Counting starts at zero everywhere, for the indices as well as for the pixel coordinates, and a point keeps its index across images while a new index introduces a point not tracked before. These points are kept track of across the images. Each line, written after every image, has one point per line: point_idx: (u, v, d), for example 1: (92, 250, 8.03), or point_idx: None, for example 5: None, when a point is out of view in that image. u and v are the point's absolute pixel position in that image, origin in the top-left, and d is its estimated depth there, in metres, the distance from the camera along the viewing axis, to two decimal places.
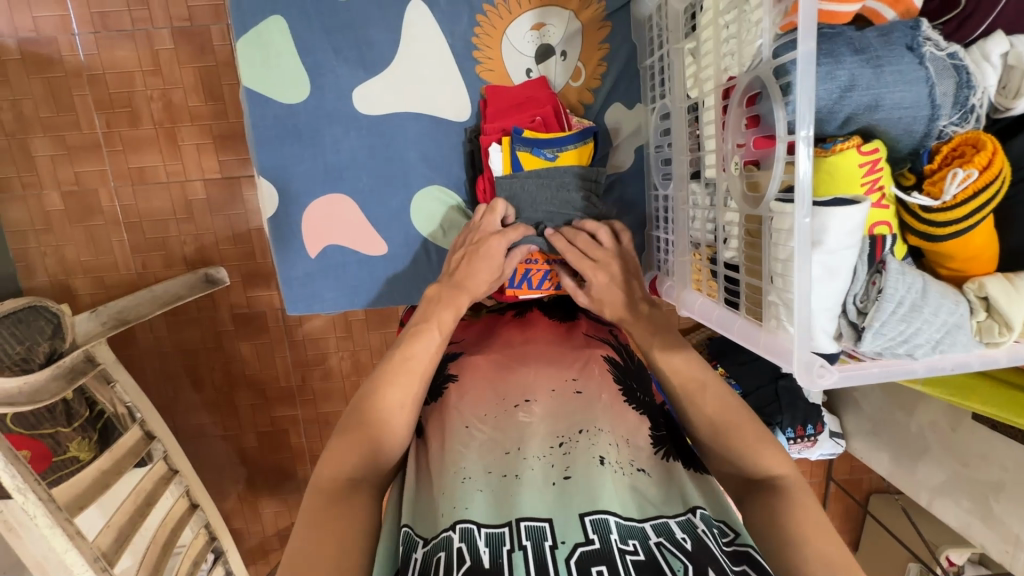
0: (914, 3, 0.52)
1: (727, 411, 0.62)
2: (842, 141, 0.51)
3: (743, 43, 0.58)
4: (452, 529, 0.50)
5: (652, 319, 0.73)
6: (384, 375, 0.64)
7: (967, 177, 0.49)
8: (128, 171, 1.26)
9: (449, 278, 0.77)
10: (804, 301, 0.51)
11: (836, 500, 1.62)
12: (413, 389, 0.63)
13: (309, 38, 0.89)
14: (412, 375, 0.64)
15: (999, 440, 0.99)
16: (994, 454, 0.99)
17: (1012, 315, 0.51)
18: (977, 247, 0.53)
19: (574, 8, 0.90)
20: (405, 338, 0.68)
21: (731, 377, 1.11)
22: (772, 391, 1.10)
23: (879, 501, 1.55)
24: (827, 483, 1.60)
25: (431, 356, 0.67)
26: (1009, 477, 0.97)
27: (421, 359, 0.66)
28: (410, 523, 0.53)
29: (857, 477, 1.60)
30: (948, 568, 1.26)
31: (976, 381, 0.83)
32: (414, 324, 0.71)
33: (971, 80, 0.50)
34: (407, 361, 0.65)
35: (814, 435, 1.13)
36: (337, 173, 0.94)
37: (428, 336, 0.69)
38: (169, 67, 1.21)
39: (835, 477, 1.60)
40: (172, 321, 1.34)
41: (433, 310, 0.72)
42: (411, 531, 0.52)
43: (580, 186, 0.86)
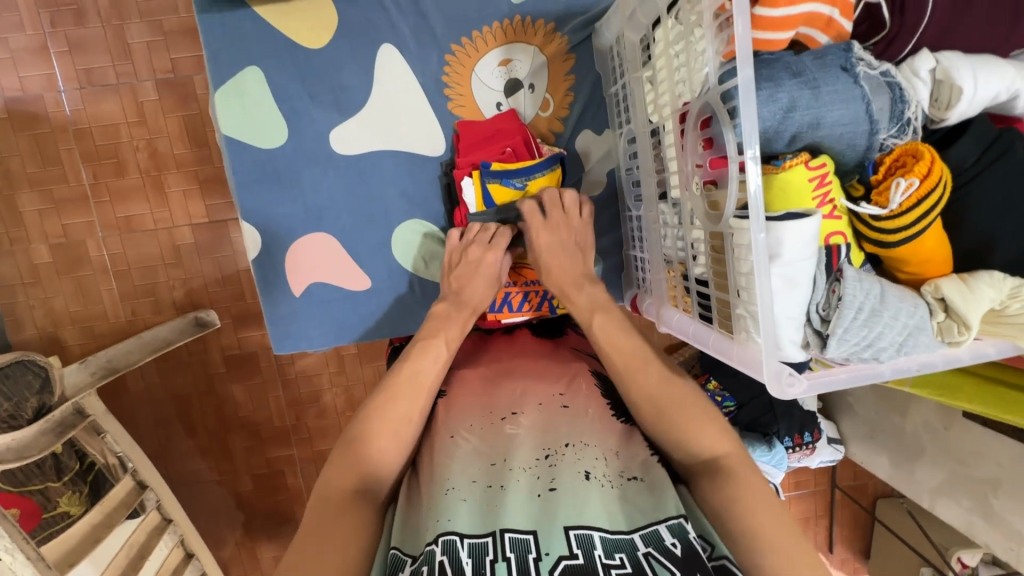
0: (844, 28, 0.54)
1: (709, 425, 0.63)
2: (791, 158, 0.54)
3: (693, 71, 0.61)
4: (435, 541, 0.50)
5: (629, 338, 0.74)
6: (393, 389, 0.65)
7: (910, 186, 0.51)
8: (116, 220, 1.28)
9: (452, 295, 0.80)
10: (767, 313, 0.53)
11: (843, 508, 1.61)
12: (422, 403, 0.65)
13: (285, 85, 0.92)
14: (422, 391, 0.66)
15: (993, 438, 1.00)
16: (989, 452, 1.00)
17: (968, 315, 0.54)
18: (929, 250, 0.56)
19: (539, 43, 0.94)
20: (411, 358, 0.69)
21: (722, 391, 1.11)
22: (765, 401, 1.12)
23: (886, 506, 1.54)
24: (832, 490, 1.58)
25: (437, 373, 0.69)
26: (1005, 474, 0.98)
27: (430, 373, 0.68)
28: (398, 545, 0.54)
29: (861, 483, 1.59)
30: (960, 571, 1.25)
31: (962, 379, 0.84)
32: (420, 338, 0.72)
33: (904, 95, 0.53)
34: (415, 375, 0.67)
35: (811, 442, 1.15)
36: (318, 213, 0.96)
37: (435, 356, 0.70)
38: (154, 118, 1.24)
39: (839, 484, 1.59)
40: (163, 366, 1.34)
41: (437, 328, 0.74)
42: (399, 552, 0.53)
43: None
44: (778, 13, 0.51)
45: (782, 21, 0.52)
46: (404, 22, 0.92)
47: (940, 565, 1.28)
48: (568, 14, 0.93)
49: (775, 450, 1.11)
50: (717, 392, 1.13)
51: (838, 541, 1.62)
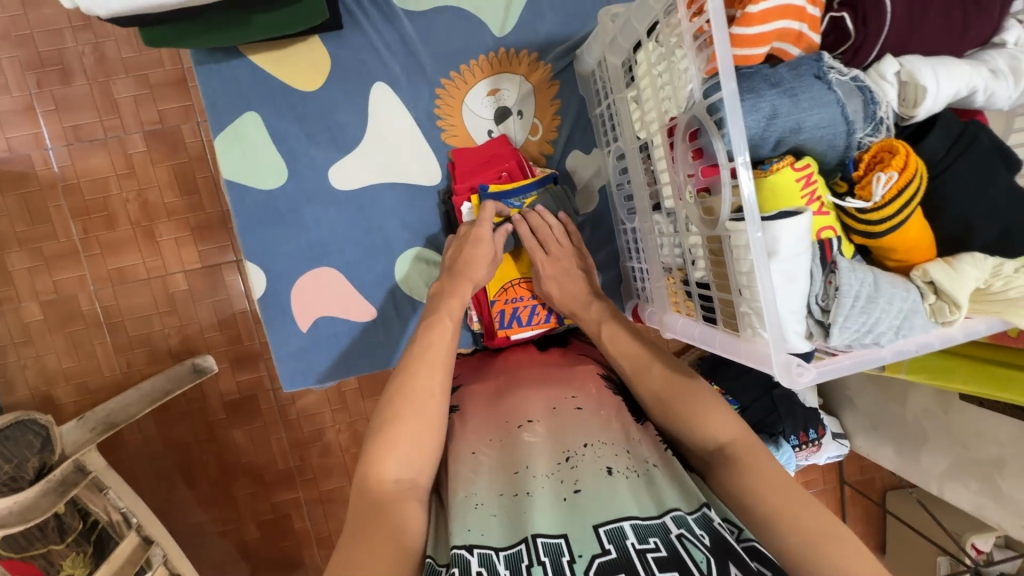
0: (814, 39, 0.58)
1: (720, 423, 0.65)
2: (777, 162, 0.58)
3: (677, 89, 0.65)
4: (468, 550, 0.51)
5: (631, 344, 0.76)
6: (410, 370, 0.66)
7: (889, 179, 0.55)
8: (108, 273, 1.28)
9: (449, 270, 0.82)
10: (771, 307, 0.56)
11: (855, 504, 1.62)
12: (439, 373, 0.66)
13: (277, 128, 0.95)
14: (437, 364, 0.67)
15: (991, 417, 1.03)
16: (989, 431, 1.03)
17: (957, 295, 0.57)
18: (914, 237, 0.59)
19: (524, 72, 0.99)
20: (421, 341, 0.70)
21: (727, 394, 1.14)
22: (769, 402, 1.14)
23: (895, 498, 1.57)
24: (841, 488, 1.60)
25: (449, 345, 0.70)
26: (1008, 453, 1.00)
27: (439, 347, 0.69)
28: (432, 555, 0.55)
29: (869, 477, 1.61)
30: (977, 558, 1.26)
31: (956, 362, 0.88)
32: (427, 318, 0.74)
33: (874, 96, 0.57)
34: (428, 352, 0.68)
35: (817, 439, 1.17)
36: (320, 248, 0.98)
37: (443, 332, 0.71)
38: (143, 169, 1.26)
39: (848, 480, 1.60)
40: (161, 416, 1.33)
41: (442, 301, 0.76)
42: (433, 562, 0.53)
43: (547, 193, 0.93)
44: (754, 30, 0.55)
45: (757, 38, 0.56)
46: (394, 61, 0.96)
47: (956, 551, 1.29)
48: (550, 43, 0.98)
49: (784, 451, 1.13)
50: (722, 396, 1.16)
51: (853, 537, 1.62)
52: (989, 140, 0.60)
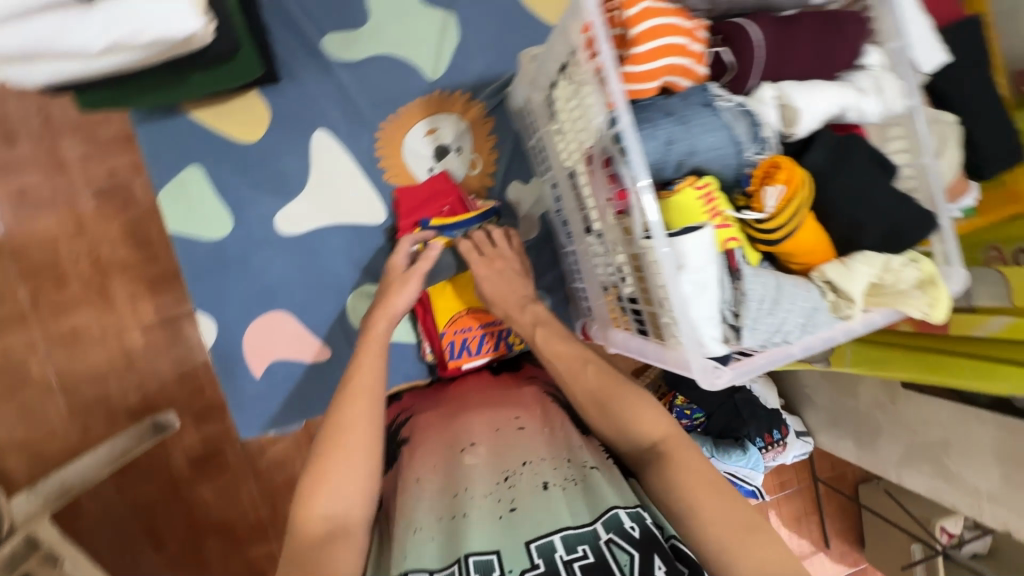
0: (700, 72, 0.65)
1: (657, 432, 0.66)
2: (680, 182, 0.64)
3: (588, 121, 0.71)
4: None
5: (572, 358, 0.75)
6: (344, 398, 0.67)
7: (778, 192, 0.62)
8: (60, 335, 1.25)
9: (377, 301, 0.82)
10: (684, 315, 0.61)
11: (829, 500, 1.61)
12: (371, 401, 0.67)
13: (223, 180, 0.97)
14: (364, 392, 0.68)
15: (931, 402, 1.10)
16: (932, 416, 1.09)
17: (850, 291, 0.63)
18: (809, 242, 0.65)
19: (459, 111, 1.04)
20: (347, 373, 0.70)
21: (692, 403, 1.20)
22: (732, 406, 1.20)
23: (868, 490, 1.56)
24: (815, 485, 1.59)
25: (377, 370, 0.71)
26: (952, 435, 1.06)
27: (366, 375, 0.70)
28: None
29: (841, 472, 1.61)
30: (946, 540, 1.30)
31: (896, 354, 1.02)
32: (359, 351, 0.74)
33: (757, 119, 0.63)
34: (354, 381, 0.69)
35: (781, 439, 1.22)
36: (270, 293, 0.99)
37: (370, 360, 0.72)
38: (94, 226, 1.25)
39: (821, 477, 1.59)
40: (121, 478, 1.29)
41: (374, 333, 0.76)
42: None
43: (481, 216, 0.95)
44: (641, 68, 0.62)
45: (645, 74, 0.62)
46: (333, 108, 1.00)
47: (925, 536, 1.32)
48: (481, 82, 1.04)
49: (751, 454, 1.18)
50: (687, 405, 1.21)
51: (833, 535, 1.59)
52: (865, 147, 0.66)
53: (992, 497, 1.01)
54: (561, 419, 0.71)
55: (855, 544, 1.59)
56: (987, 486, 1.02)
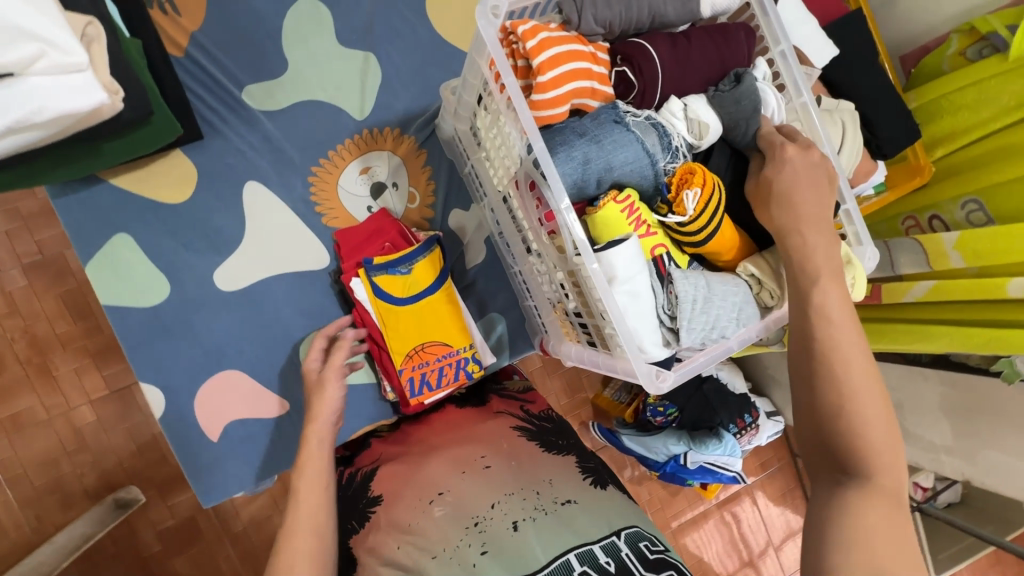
0: (607, 91, 0.68)
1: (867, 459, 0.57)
2: (604, 197, 0.66)
3: (509, 148, 0.73)
4: None
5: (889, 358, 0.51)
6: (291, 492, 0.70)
7: (696, 194, 0.64)
8: (1, 422, 1.18)
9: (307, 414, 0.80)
10: (623, 325, 0.62)
11: None
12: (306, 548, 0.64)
13: (155, 245, 0.95)
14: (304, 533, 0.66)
15: (880, 367, 1.16)
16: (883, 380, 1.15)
17: (770, 282, 0.67)
18: (731, 240, 0.68)
19: (391, 147, 1.04)
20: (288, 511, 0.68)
21: (662, 400, 1.22)
22: (702, 396, 1.24)
23: None
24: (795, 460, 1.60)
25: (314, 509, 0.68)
26: (903, 396, 1.12)
27: (315, 463, 0.73)
28: None
29: None
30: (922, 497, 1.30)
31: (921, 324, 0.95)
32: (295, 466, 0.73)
33: (666, 131, 0.66)
34: (291, 524, 0.66)
35: (753, 421, 1.27)
36: (218, 354, 0.97)
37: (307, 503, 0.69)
38: (26, 304, 1.19)
39: None
40: (85, 566, 1.21)
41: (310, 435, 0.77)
42: None
43: (424, 247, 0.95)
44: (551, 95, 0.64)
45: (556, 100, 0.64)
46: (261, 159, 0.99)
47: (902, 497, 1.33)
48: (409, 117, 1.05)
49: (727, 439, 1.21)
50: (659, 403, 1.23)
51: None
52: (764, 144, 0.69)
53: (947, 449, 1.06)
54: (527, 451, 0.73)
55: None
56: (941, 439, 1.07)
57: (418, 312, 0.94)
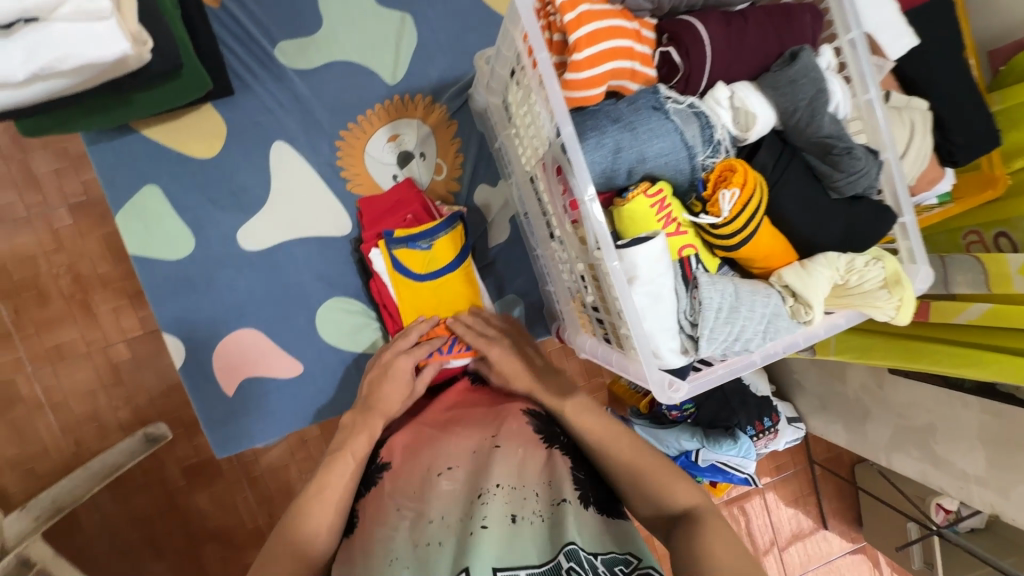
0: (649, 74, 0.62)
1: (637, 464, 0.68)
2: (633, 189, 0.62)
3: (539, 128, 0.68)
4: None
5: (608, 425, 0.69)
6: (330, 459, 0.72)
7: (733, 195, 0.59)
8: (45, 351, 1.24)
9: (362, 402, 0.79)
10: (639, 328, 0.59)
11: (826, 483, 1.55)
12: (331, 516, 0.66)
13: (186, 196, 0.95)
14: (329, 503, 0.67)
15: (917, 386, 1.09)
16: (917, 400, 1.08)
17: (809, 296, 0.62)
18: (768, 247, 0.64)
19: (421, 115, 1.01)
20: (318, 477, 0.70)
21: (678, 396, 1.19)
22: (721, 396, 1.19)
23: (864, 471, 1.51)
24: (811, 468, 1.54)
25: (346, 485, 0.69)
26: (936, 419, 1.05)
27: (359, 445, 0.73)
28: None
29: (837, 454, 1.56)
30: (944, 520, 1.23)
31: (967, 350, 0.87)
32: (332, 450, 0.74)
33: (709, 121, 0.61)
34: (322, 492, 0.68)
35: (773, 425, 1.20)
36: (240, 309, 0.98)
37: (341, 476, 0.70)
38: (72, 242, 1.23)
39: (817, 459, 1.55)
40: (117, 490, 1.28)
41: (359, 420, 0.77)
42: None
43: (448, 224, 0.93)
44: (585, 75, 0.59)
45: (590, 80, 0.59)
46: (290, 118, 0.98)
47: (921, 518, 1.26)
48: (442, 86, 1.02)
49: (742, 441, 1.16)
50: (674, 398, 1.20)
51: (832, 514, 1.55)
52: (829, 139, 0.61)
53: (979, 480, 0.98)
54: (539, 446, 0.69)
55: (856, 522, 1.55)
56: (974, 469, 0.99)
57: (435, 288, 0.93)
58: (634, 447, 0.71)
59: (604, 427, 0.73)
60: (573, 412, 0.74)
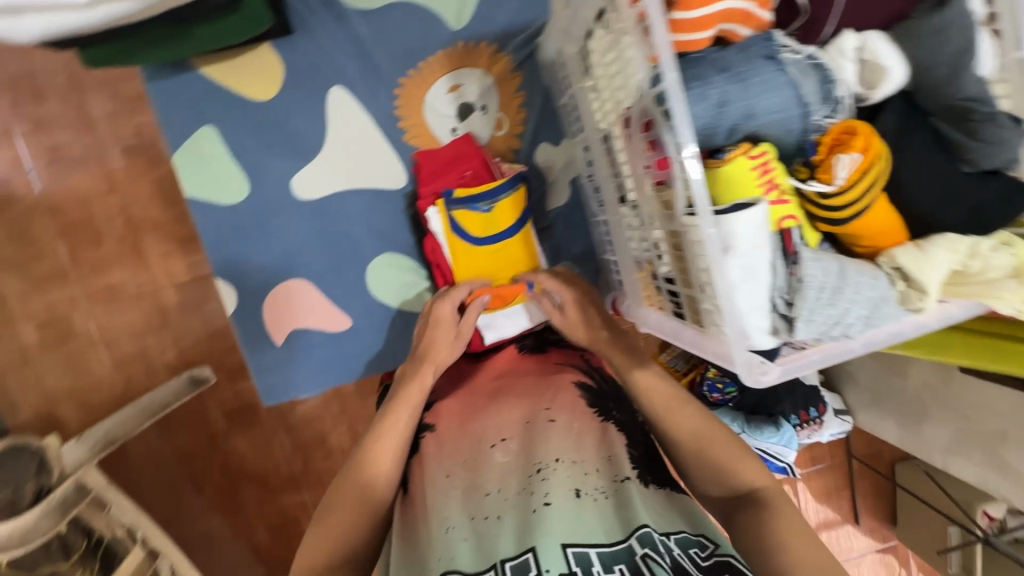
0: (764, 17, 0.57)
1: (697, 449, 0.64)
2: (732, 150, 0.56)
3: (627, 77, 0.62)
4: None
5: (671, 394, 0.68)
6: (385, 415, 0.69)
7: (852, 161, 0.55)
8: (99, 291, 1.27)
9: (413, 355, 0.77)
10: (731, 304, 0.54)
11: (862, 478, 1.48)
12: (388, 465, 0.65)
13: (240, 141, 0.93)
14: (387, 451, 0.66)
15: None
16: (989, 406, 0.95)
17: (925, 280, 0.56)
18: (882, 221, 0.58)
19: (485, 65, 0.95)
20: (374, 428, 0.68)
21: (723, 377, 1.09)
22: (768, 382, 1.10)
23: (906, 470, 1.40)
24: (849, 462, 1.46)
25: (400, 437, 0.67)
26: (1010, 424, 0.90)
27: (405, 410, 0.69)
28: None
29: (877, 450, 1.47)
30: (988, 526, 1.13)
31: None
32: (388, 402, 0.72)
33: (831, 74, 0.56)
34: (379, 440, 0.67)
35: (818, 416, 1.15)
36: (289, 260, 0.97)
37: (396, 423, 0.68)
38: (124, 184, 1.24)
39: (855, 453, 1.47)
40: (163, 429, 1.32)
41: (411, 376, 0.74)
42: None
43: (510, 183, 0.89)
44: (694, 14, 0.54)
45: (699, 21, 0.54)
46: (348, 63, 0.93)
47: (965, 522, 1.16)
48: (508, 34, 0.95)
49: (784, 430, 1.10)
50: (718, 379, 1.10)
51: (864, 510, 1.48)
52: (968, 103, 0.55)
53: None
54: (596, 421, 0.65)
55: (887, 520, 1.47)
56: None
57: (493, 253, 0.88)
58: (700, 426, 0.66)
59: (664, 407, 0.68)
60: (631, 389, 0.70)
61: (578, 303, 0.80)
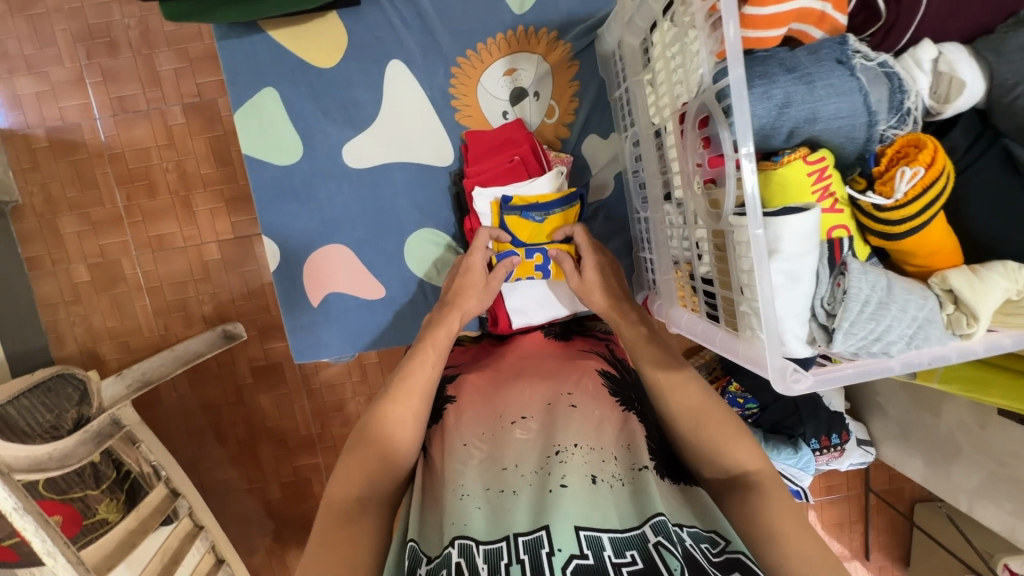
0: (839, 22, 0.59)
1: (715, 452, 0.63)
2: (789, 154, 0.57)
3: (689, 72, 0.62)
4: (452, 544, 0.52)
5: (700, 392, 0.67)
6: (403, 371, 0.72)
7: (915, 174, 0.54)
8: (148, 239, 1.33)
9: (442, 302, 0.82)
10: (770, 308, 0.53)
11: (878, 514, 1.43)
12: (417, 416, 0.67)
13: (297, 106, 0.96)
14: (412, 395, 0.69)
15: None
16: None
17: (977, 305, 0.54)
18: (935, 243, 0.57)
19: (543, 51, 0.95)
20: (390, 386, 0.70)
21: (745, 393, 1.10)
22: (791, 402, 1.09)
23: (924, 511, 1.37)
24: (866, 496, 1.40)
25: (429, 374, 0.71)
26: None
27: (420, 376, 0.71)
28: (416, 540, 0.57)
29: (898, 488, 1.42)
30: None
31: None
32: (413, 347, 0.76)
33: (902, 85, 0.57)
34: (404, 383, 0.70)
35: (840, 444, 1.09)
36: (332, 226, 1.00)
37: (423, 366, 0.72)
38: (182, 141, 1.29)
39: (874, 488, 1.41)
40: (194, 377, 1.38)
41: (428, 333, 0.77)
42: (416, 547, 0.55)
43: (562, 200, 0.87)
44: (769, 11, 0.56)
45: (772, 18, 0.56)
46: (410, 39, 0.95)
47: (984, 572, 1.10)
48: (570, 23, 0.95)
49: (802, 455, 1.08)
50: (740, 394, 1.11)
51: (876, 547, 1.44)
52: None
53: None
54: (618, 411, 0.66)
55: (900, 561, 1.43)
56: None
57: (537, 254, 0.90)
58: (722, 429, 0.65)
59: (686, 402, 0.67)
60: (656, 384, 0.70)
61: (603, 275, 0.81)
